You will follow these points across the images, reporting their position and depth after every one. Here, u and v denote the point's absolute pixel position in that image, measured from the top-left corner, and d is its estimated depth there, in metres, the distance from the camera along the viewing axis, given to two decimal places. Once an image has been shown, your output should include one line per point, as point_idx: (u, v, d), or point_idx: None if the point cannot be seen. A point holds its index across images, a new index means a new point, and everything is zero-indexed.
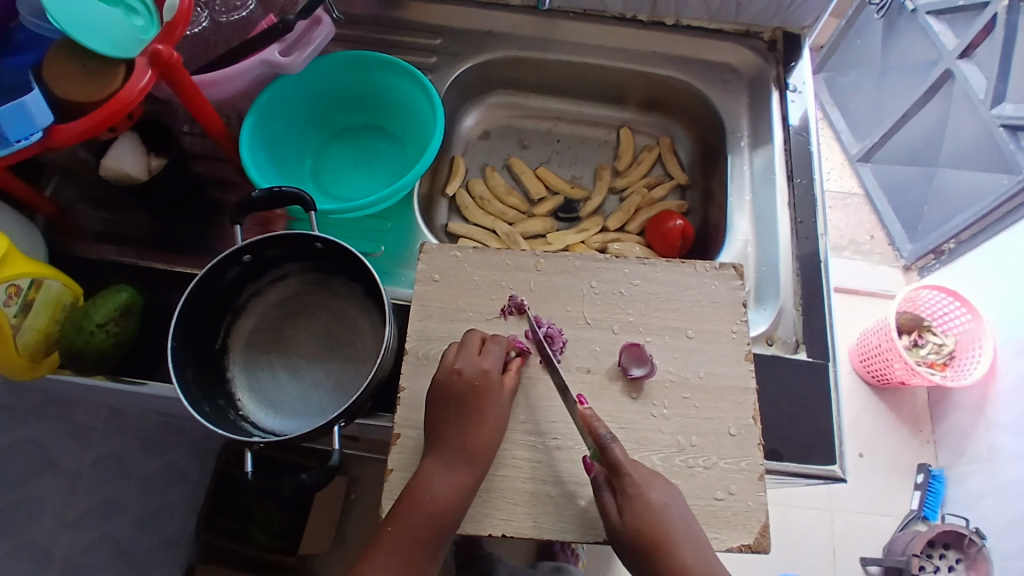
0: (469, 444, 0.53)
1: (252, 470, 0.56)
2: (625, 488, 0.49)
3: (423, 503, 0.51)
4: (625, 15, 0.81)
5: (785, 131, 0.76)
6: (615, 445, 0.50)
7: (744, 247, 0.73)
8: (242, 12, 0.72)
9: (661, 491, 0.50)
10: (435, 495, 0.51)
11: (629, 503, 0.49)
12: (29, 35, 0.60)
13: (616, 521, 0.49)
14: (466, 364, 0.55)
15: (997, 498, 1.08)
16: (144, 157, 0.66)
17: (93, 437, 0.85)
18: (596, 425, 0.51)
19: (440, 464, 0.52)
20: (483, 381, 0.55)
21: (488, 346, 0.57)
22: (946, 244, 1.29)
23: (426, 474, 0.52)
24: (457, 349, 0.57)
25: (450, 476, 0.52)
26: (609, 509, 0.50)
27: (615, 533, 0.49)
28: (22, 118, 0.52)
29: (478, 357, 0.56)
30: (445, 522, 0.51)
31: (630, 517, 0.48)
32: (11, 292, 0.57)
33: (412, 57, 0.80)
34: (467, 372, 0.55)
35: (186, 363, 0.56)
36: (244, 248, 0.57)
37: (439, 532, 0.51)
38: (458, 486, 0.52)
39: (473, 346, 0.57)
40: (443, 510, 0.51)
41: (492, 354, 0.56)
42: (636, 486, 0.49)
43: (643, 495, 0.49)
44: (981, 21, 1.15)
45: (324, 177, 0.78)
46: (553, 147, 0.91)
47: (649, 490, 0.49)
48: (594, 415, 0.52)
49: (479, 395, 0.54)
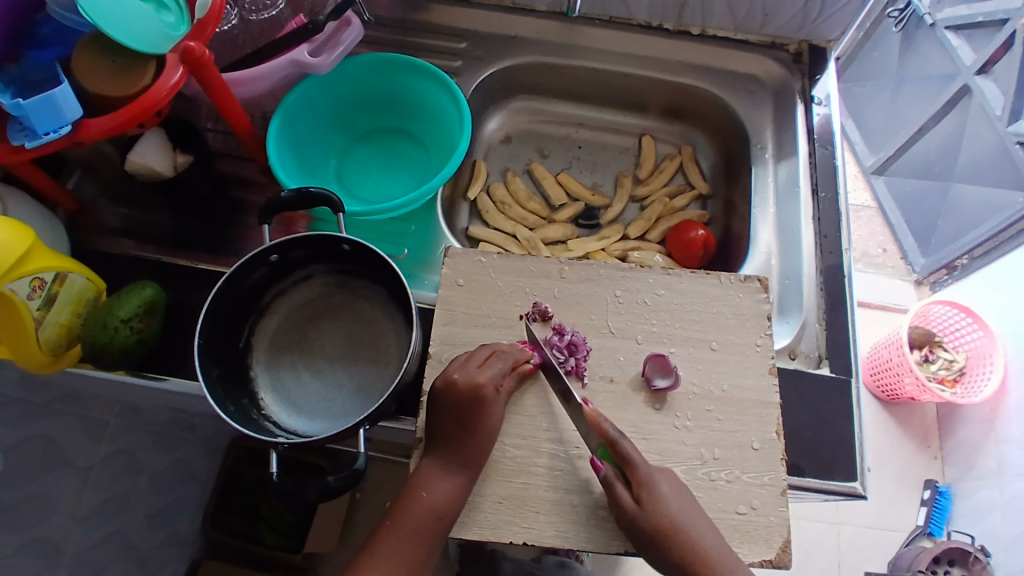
0: (464, 450, 0.53)
1: (277, 472, 0.55)
2: (639, 478, 0.51)
3: (419, 502, 0.52)
4: (651, 23, 0.81)
5: (809, 143, 0.77)
6: (625, 440, 0.52)
7: (767, 260, 0.72)
8: (272, 11, 0.73)
9: (670, 482, 0.52)
10: (431, 494, 0.52)
11: (645, 491, 0.51)
12: (56, 28, 0.60)
13: (632, 511, 0.50)
14: (462, 377, 0.54)
15: (1004, 515, 1.08)
16: (170, 154, 0.66)
17: (104, 430, 0.85)
18: (604, 423, 0.52)
19: (437, 468, 0.53)
20: (477, 395, 0.54)
21: (491, 360, 0.56)
22: (959, 260, 1.28)
23: (424, 477, 0.53)
24: (462, 361, 0.56)
25: (447, 479, 0.52)
26: (623, 501, 0.51)
27: (631, 521, 0.51)
28: (51, 111, 0.52)
29: (476, 370, 0.55)
30: (439, 518, 0.52)
31: (647, 505, 0.50)
32: (36, 286, 0.57)
33: (436, 60, 0.80)
34: (462, 383, 0.54)
35: (211, 362, 0.55)
36: (272, 249, 0.57)
37: (436, 529, 0.52)
38: (453, 487, 0.52)
39: (475, 360, 0.56)
40: (440, 508, 0.52)
41: (493, 367, 0.56)
42: (649, 475, 0.52)
43: (656, 485, 0.51)
44: (1000, 38, 1.15)
45: (347, 177, 0.78)
46: (575, 154, 0.91)
47: (661, 480, 0.52)
48: (599, 413, 0.53)
49: (476, 408, 0.54)
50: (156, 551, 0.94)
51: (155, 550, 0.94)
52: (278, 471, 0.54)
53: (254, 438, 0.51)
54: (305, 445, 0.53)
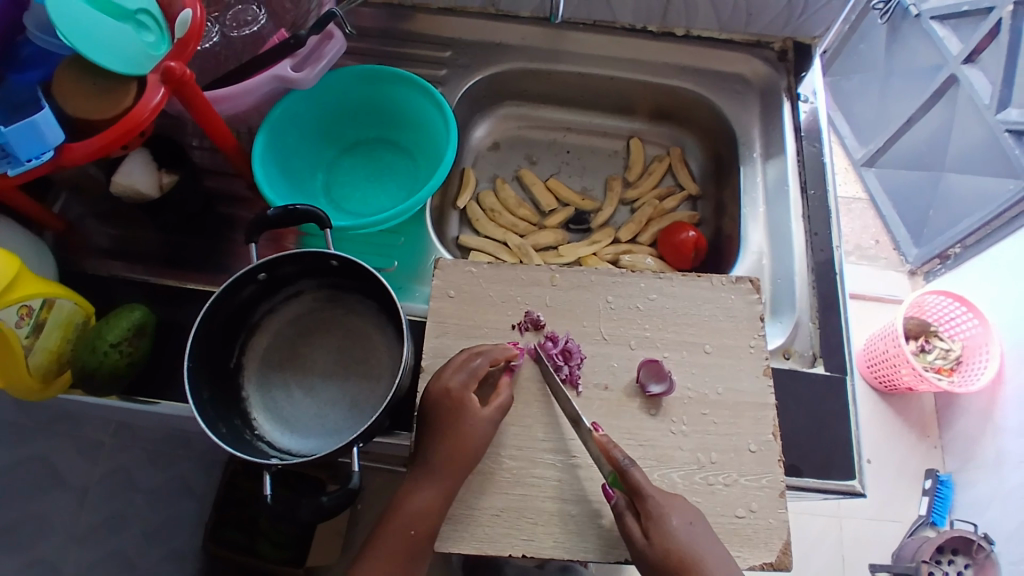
0: (438, 459, 0.53)
1: (272, 493, 0.54)
2: (649, 510, 0.50)
3: (400, 512, 0.52)
4: (635, 25, 0.81)
5: (797, 141, 0.77)
6: (635, 469, 0.51)
7: (759, 259, 0.72)
8: (253, 26, 0.72)
9: (682, 514, 0.50)
10: (408, 509, 0.52)
11: (654, 526, 0.49)
12: (36, 50, 0.59)
13: (642, 545, 0.49)
14: (435, 384, 0.55)
15: (1005, 504, 1.08)
16: (156, 173, 0.66)
17: (100, 451, 0.87)
18: (613, 450, 0.52)
19: (415, 481, 0.53)
20: (448, 399, 0.54)
21: (466, 363, 0.56)
22: (952, 249, 1.29)
23: (409, 487, 0.53)
24: (439, 369, 0.56)
25: (424, 491, 0.52)
26: (633, 533, 0.50)
27: (642, 555, 0.49)
28: (33, 137, 0.52)
29: (450, 375, 0.55)
30: (413, 533, 0.52)
31: (657, 540, 0.49)
32: (23, 313, 0.56)
33: (421, 69, 0.80)
34: (435, 390, 0.54)
35: (202, 384, 0.55)
36: (259, 267, 0.57)
37: (418, 538, 0.52)
38: (433, 496, 0.52)
39: (450, 366, 0.56)
40: (411, 525, 0.52)
41: (465, 369, 0.55)
42: (660, 508, 0.50)
43: (666, 519, 0.49)
44: (985, 27, 1.15)
45: (335, 191, 0.77)
46: (563, 158, 0.91)
47: (671, 514, 0.50)
48: (610, 440, 0.53)
49: (449, 412, 0.54)
50: None
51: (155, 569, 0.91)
52: (271, 492, 0.53)
53: (246, 460, 0.51)
54: (299, 464, 0.52)
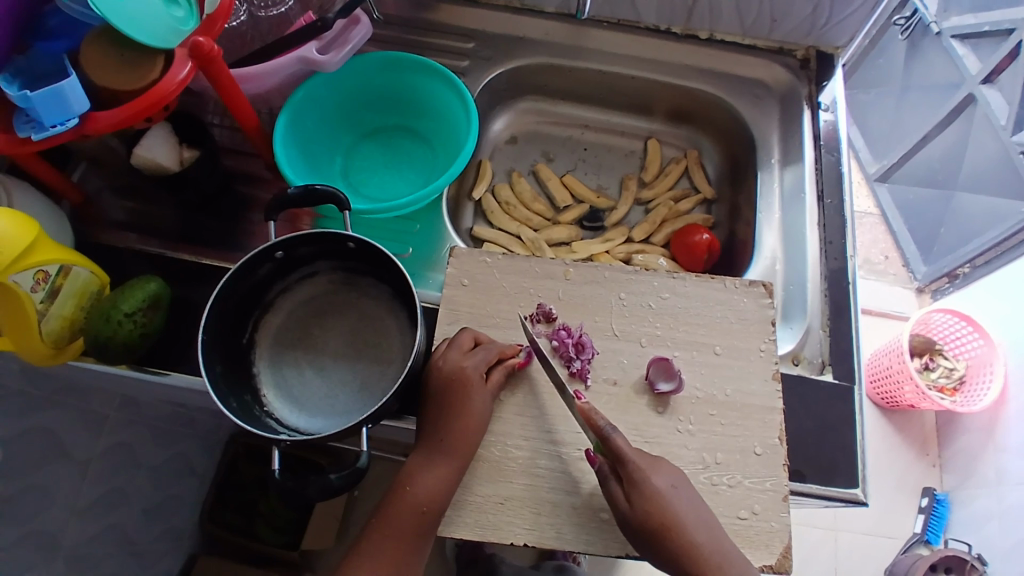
0: (448, 440, 0.53)
1: (279, 468, 0.55)
2: (630, 474, 0.51)
3: (406, 497, 0.52)
4: (658, 26, 0.81)
5: (815, 149, 0.76)
6: (616, 434, 0.52)
7: (771, 265, 0.72)
8: (280, 7, 0.72)
9: (666, 476, 0.52)
10: (418, 489, 0.52)
11: (636, 489, 0.50)
12: (64, 20, 0.59)
13: (624, 508, 0.50)
14: (446, 364, 0.55)
15: (1001, 524, 1.08)
16: (176, 149, 0.66)
17: (104, 423, 0.84)
18: (595, 417, 0.52)
19: (424, 461, 0.53)
20: (460, 379, 0.54)
21: (475, 350, 0.57)
22: (960, 268, 1.29)
23: (413, 470, 0.53)
24: (444, 350, 0.57)
25: (434, 472, 0.52)
26: (616, 496, 0.51)
27: (625, 519, 0.50)
28: (57, 103, 0.52)
29: (461, 357, 0.56)
30: (424, 512, 0.51)
31: (639, 503, 0.50)
32: (39, 278, 0.57)
33: (444, 60, 0.80)
34: (446, 369, 0.55)
35: (214, 358, 0.55)
36: (277, 246, 0.57)
37: (423, 523, 0.52)
38: (441, 480, 0.52)
39: (458, 348, 0.57)
40: (425, 502, 0.51)
41: (478, 356, 0.56)
42: (642, 473, 0.51)
43: (648, 481, 0.50)
44: (1006, 48, 1.15)
45: (353, 176, 0.78)
46: (580, 155, 0.91)
47: (654, 476, 0.51)
48: (592, 408, 0.53)
49: (459, 392, 0.54)
50: (151, 546, 0.93)
51: (150, 545, 0.94)
52: (279, 468, 0.53)
53: (255, 434, 0.51)
54: (308, 443, 0.52)
